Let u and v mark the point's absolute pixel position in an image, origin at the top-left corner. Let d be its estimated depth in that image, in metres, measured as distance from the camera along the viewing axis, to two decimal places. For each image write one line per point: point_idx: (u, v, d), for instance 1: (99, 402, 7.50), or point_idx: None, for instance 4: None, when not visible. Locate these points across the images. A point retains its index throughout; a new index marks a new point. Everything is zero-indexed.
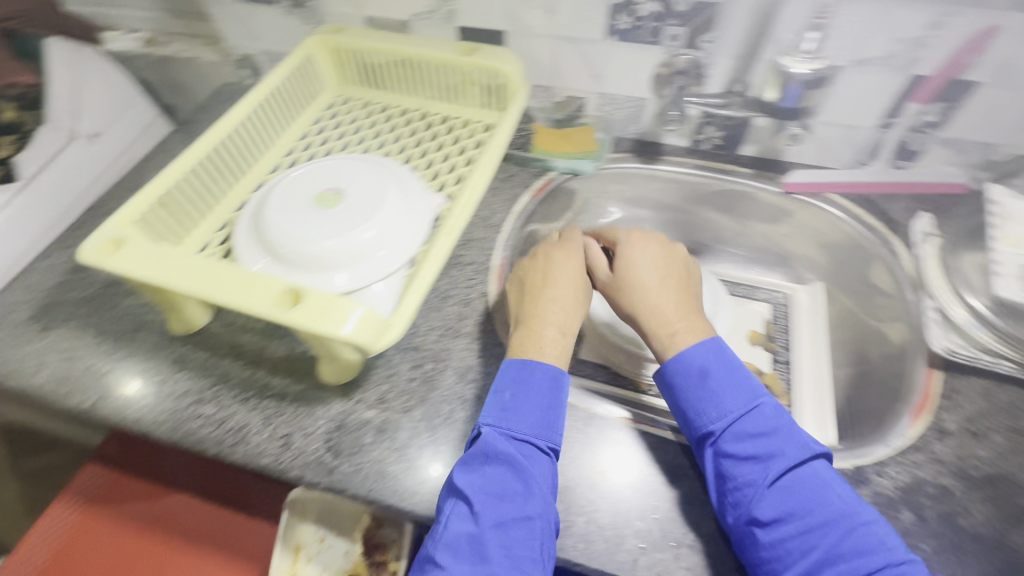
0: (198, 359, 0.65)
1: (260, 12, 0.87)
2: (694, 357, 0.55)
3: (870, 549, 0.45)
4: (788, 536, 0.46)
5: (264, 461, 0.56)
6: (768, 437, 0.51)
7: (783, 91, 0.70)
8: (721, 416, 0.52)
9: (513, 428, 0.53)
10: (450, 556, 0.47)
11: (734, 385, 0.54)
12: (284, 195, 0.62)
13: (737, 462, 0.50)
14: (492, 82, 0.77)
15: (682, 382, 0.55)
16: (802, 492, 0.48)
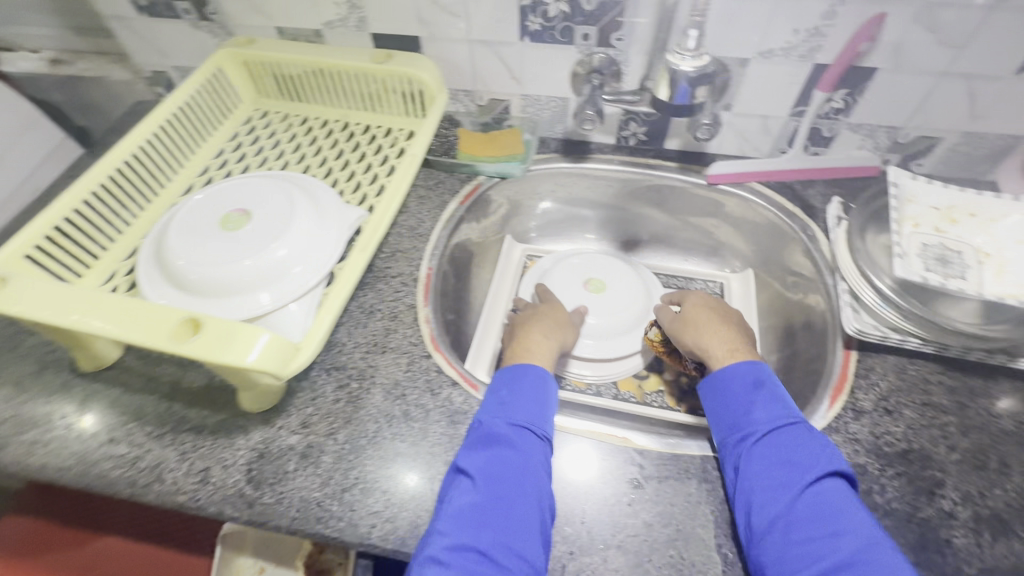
0: (108, 396, 0.61)
1: (166, 26, 0.83)
2: (746, 371, 0.58)
3: (883, 565, 0.42)
4: (801, 532, 0.45)
5: (182, 499, 0.54)
6: (806, 446, 0.50)
7: (670, 90, 0.61)
8: (767, 420, 0.53)
9: (515, 416, 0.53)
10: (453, 526, 0.45)
11: (776, 400, 0.55)
12: (189, 222, 0.60)
13: (768, 463, 0.50)
14: (411, 89, 0.75)
15: (733, 393, 0.57)
16: (827, 503, 0.46)
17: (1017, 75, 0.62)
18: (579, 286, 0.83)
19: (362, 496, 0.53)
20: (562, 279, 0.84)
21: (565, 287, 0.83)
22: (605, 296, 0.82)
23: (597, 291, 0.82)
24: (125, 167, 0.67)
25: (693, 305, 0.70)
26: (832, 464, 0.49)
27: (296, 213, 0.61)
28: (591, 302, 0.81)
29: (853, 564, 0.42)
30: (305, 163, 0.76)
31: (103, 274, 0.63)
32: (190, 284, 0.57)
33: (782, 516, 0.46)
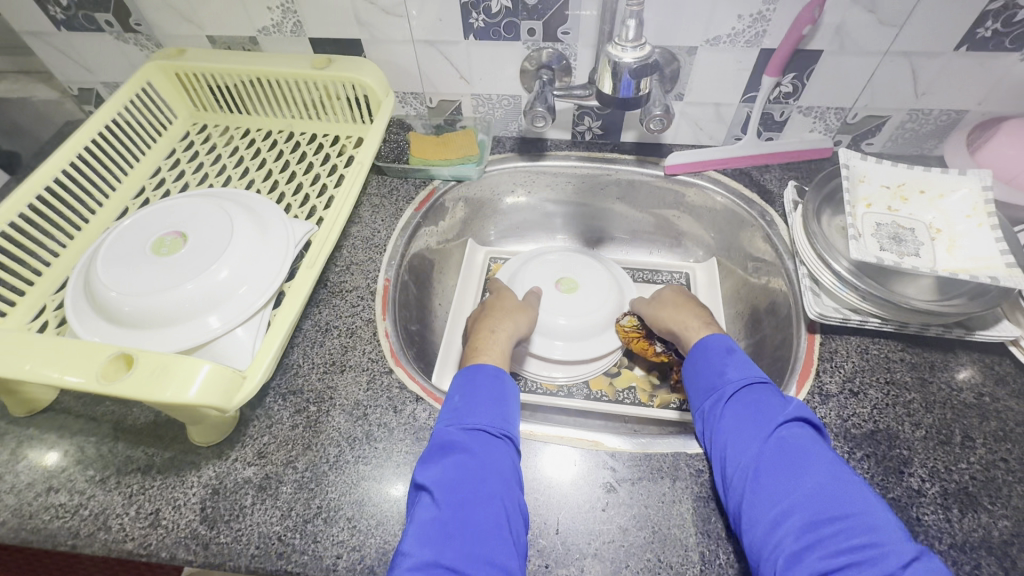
0: (43, 441, 0.57)
1: (90, 40, 0.78)
2: (719, 342, 0.58)
3: (848, 501, 0.42)
4: (769, 474, 0.45)
5: (130, 547, 0.50)
6: (771, 398, 0.50)
7: (614, 83, 0.59)
8: (737, 379, 0.53)
9: (470, 420, 0.51)
10: (416, 542, 0.42)
11: (745, 362, 0.55)
12: (122, 248, 0.57)
13: (738, 418, 0.50)
14: (355, 94, 0.73)
15: (706, 358, 0.57)
16: (792, 446, 0.46)
17: (955, 51, 0.63)
18: (549, 285, 0.81)
19: (325, 526, 0.51)
20: (530, 277, 0.82)
21: (535, 285, 0.81)
22: (575, 296, 0.79)
23: (568, 291, 0.80)
24: (47, 193, 0.62)
25: (668, 294, 0.72)
26: (793, 410, 0.49)
27: (235, 230, 0.58)
28: (561, 302, 0.79)
29: (817, 499, 0.42)
30: (248, 177, 0.72)
31: (29, 310, 0.59)
32: (125, 315, 0.53)
33: (750, 465, 0.46)
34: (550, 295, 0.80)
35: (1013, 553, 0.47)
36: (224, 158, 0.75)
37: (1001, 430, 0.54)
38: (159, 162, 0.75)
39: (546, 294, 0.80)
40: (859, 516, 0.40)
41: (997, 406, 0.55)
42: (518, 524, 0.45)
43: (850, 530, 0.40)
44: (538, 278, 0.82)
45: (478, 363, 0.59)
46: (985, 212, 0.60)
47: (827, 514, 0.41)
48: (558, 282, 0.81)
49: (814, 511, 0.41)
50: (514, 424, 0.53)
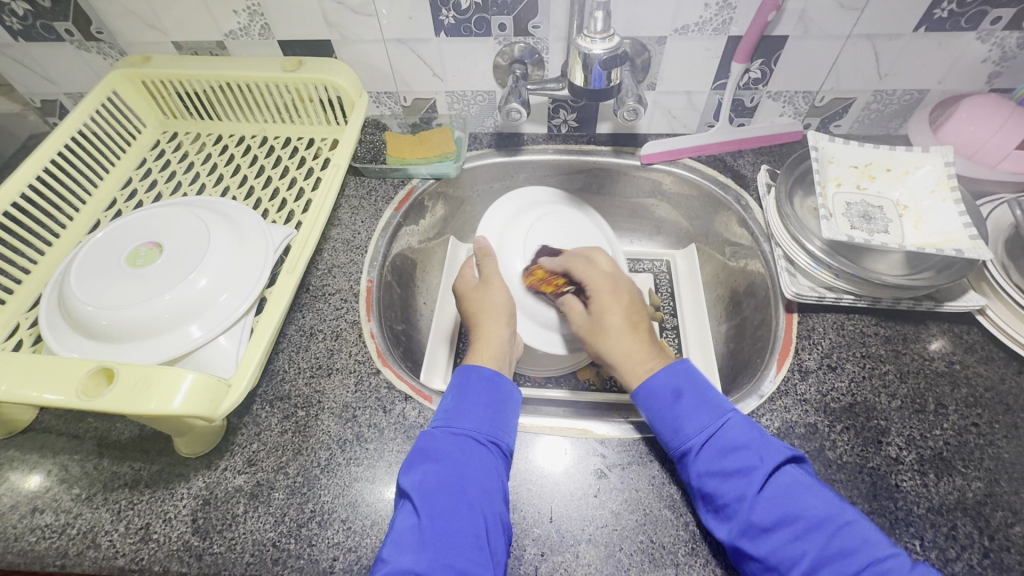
0: (25, 462, 0.56)
1: (50, 51, 0.76)
2: (664, 381, 0.54)
3: (856, 547, 0.42)
4: (773, 543, 0.44)
5: (120, 563, 0.49)
6: (744, 450, 0.48)
7: (585, 74, 0.60)
8: (699, 433, 0.50)
9: (458, 425, 0.52)
10: (395, 550, 0.43)
11: (704, 404, 0.52)
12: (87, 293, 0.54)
13: (719, 480, 0.47)
14: (328, 96, 0.72)
15: (654, 410, 0.53)
16: (785, 500, 0.45)
17: (914, 32, 0.64)
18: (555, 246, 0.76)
19: (320, 529, 0.51)
20: (552, 224, 0.78)
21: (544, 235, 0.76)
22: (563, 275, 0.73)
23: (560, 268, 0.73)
24: (14, 209, 0.61)
25: (601, 293, 0.64)
26: (771, 457, 0.48)
27: (212, 240, 0.57)
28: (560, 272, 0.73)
29: (829, 559, 0.42)
30: (223, 184, 0.71)
31: (3, 326, 0.57)
32: (102, 329, 0.52)
33: (749, 535, 0.45)
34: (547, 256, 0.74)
35: (987, 512, 0.49)
36: (197, 166, 0.74)
37: (971, 395, 0.56)
38: (129, 173, 0.73)
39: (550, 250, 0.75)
40: (870, 563, 0.42)
41: (967, 373, 0.57)
42: (498, 538, 0.46)
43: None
44: (556, 230, 0.77)
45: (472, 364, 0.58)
46: (949, 187, 0.62)
47: (847, 567, 0.42)
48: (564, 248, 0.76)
49: (832, 571, 0.42)
50: (503, 428, 0.53)
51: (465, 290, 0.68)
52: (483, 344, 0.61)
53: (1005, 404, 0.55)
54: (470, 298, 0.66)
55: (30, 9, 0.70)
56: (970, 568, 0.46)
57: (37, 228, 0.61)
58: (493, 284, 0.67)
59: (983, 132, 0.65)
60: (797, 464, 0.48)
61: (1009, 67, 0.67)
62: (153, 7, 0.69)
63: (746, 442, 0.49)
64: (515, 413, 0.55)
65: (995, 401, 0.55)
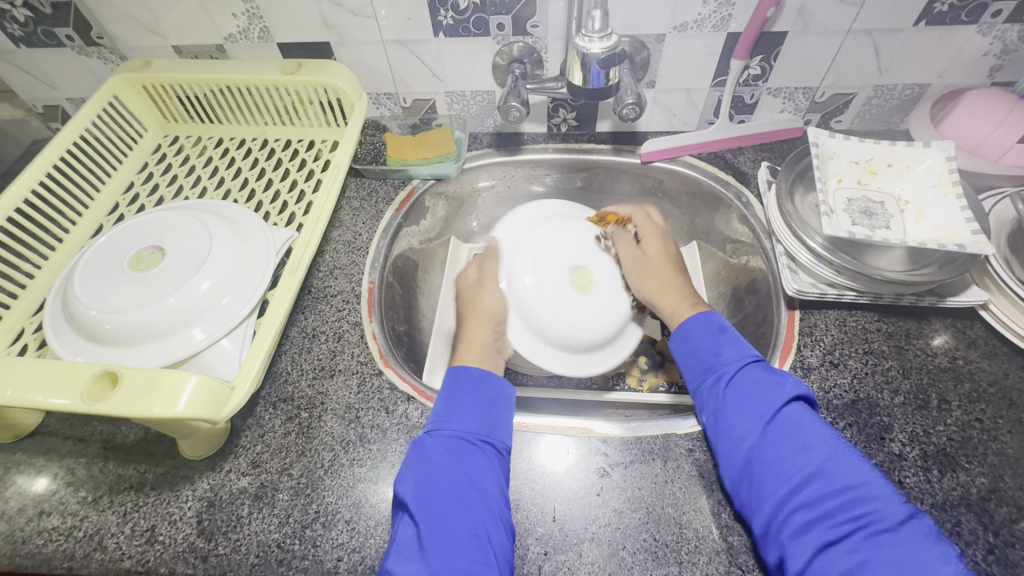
0: (28, 467, 0.56)
1: (52, 57, 0.77)
2: (705, 318, 0.57)
3: (852, 473, 0.44)
4: (774, 456, 0.46)
5: (127, 566, 0.50)
6: (771, 379, 0.51)
7: (584, 74, 0.60)
8: (732, 360, 0.53)
9: (451, 427, 0.51)
10: (399, 561, 0.43)
11: (738, 344, 0.54)
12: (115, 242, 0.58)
13: (740, 400, 0.50)
14: (328, 97, 0.72)
15: (694, 338, 0.56)
16: (795, 425, 0.47)
17: (915, 27, 0.64)
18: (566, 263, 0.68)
19: (325, 530, 0.51)
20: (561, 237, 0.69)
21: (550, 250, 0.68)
22: (577, 295, 0.66)
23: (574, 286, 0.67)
24: (17, 215, 0.61)
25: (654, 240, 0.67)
26: (796, 386, 0.50)
27: (213, 242, 0.58)
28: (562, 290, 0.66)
29: (824, 476, 0.44)
30: (225, 187, 0.71)
31: (8, 332, 0.57)
32: (106, 334, 0.53)
33: (753, 451, 0.47)
34: (556, 275, 0.66)
35: (991, 507, 0.49)
36: (197, 169, 0.74)
37: (975, 391, 0.56)
38: (132, 177, 0.74)
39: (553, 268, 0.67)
40: (862, 488, 0.43)
41: (970, 368, 0.57)
42: (501, 537, 0.46)
43: (858, 502, 0.42)
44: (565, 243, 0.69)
45: (459, 365, 0.58)
46: (951, 181, 0.62)
47: (838, 486, 0.43)
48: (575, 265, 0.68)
49: (823, 486, 0.43)
50: (496, 426, 0.53)
51: (464, 286, 0.68)
52: (467, 346, 0.60)
53: (1009, 399, 0.55)
54: (466, 295, 0.66)
55: (31, 15, 0.70)
56: (975, 564, 0.46)
57: (40, 233, 0.62)
58: (488, 284, 0.66)
59: (984, 126, 0.64)
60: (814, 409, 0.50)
61: (1010, 61, 0.67)
62: (152, 11, 0.69)
63: (774, 373, 0.51)
64: (508, 409, 0.55)
65: (999, 397, 0.55)
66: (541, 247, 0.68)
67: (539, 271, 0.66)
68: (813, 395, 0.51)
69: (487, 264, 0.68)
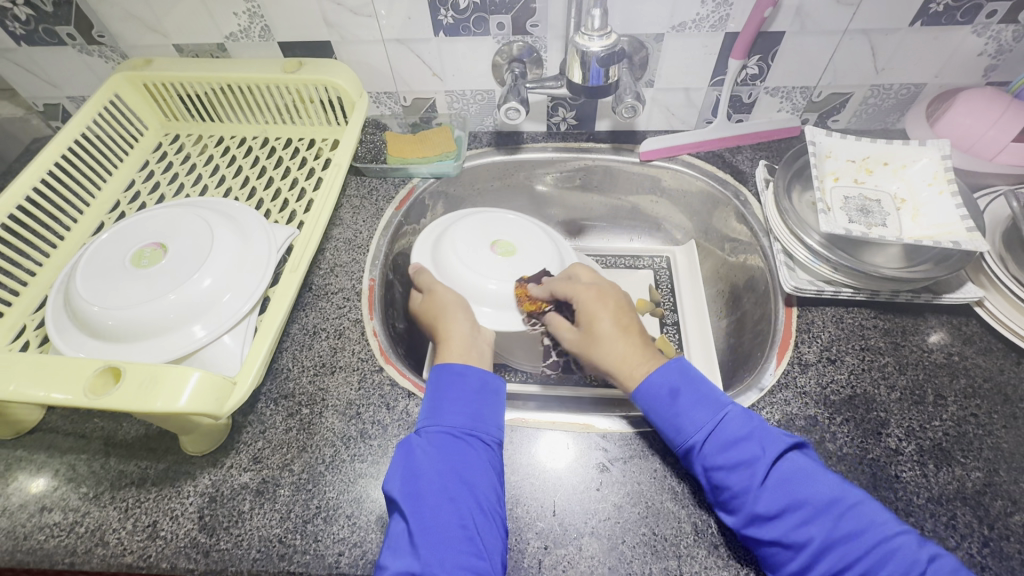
0: (28, 464, 0.56)
1: (53, 56, 0.77)
2: (662, 380, 0.53)
3: (863, 529, 0.43)
4: (779, 531, 0.45)
5: (129, 561, 0.50)
6: (745, 442, 0.48)
7: (583, 72, 0.60)
8: (698, 429, 0.50)
9: (440, 422, 0.52)
10: (392, 554, 0.44)
11: (703, 401, 0.51)
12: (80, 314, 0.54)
13: (725, 475, 0.47)
14: (328, 96, 0.72)
15: (652, 410, 0.53)
16: (792, 489, 0.46)
17: (911, 27, 0.65)
18: (483, 240, 0.72)
19: (326, 525, 0.51)
20: (468, 224, 0.73)
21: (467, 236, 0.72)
22: (500, 260, 0.70)
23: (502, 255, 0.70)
24: (19, 212, 0.61)
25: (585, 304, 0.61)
26: (779, 444, 0.48)
27: (214, 240, 0.58)
28: (499, 264, 0.69)
29: (836, 543, 0.43)
30: (225, 185, 0.72)
31: (10, 328, 0.58)
32: (109, 329, 0.53)
33: (757, 528, 0.45)
34: (479, 249, 0.70)
35: (986, 501, 0.49)
36: (198, 167, 0.74)
37: (970, 386, 0.56)
38: (132, 175, 0.74)
39: (474, 250, 0.70)
40: (877, 543, 0.42)
41: (966, 364, 0.58)
42: (493, 529, 0.46)
43: (877, 562, 0.42)
44: (475, 228, 0.73)
45: (445, 362, 0.57)
46: (946, 180, 0.62)
47: (854, 550, 0.43)
48: (496, 237, 0.72)
49: (839, 552, 0.43)
50: (484, 420, 0.53)
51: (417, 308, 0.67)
52: (446, 345, 0.60)
53: (1004, 394, 0.55)
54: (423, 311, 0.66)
55: (32, 13, 0.70)
56: (970, 557, 0.46)
57: (41, 230, 0.62)
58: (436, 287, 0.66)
59: (979, 125, 0.65)
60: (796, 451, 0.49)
61: (1005, 60, 0.68)
62: (153, 9, 0.69)
63: (749, 433, 0.48)
64: (497, 403, 0.55)
65: (994, 392, 0.56)
66: (462, 226, 0.72)
67: (463, 249, 0.70)
68: (795, 436, 0.50)
69: (422, 280, 0.68)
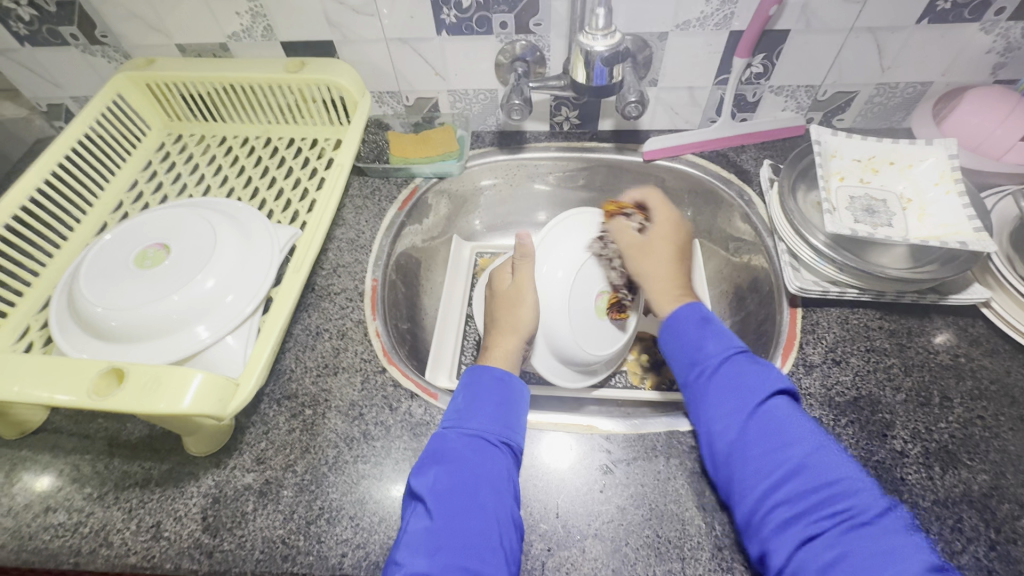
0: (33, 464, 0.56)
1: (56, 56, 0.77)
2: (689, 312, 0.57)
3: (831, 468, 0.44)
4: (753, 453, 0.46)
5: (133, 562, 0.50)
6: (748, 373, 0.50)
7: (587, 72, 0.60)
8: (715, 354, 0.53)
9: (469, 425, 0.52)
10: (409, 552, 0.43)
11: (720, 336, 0.54)
12: (97, 263, 0.57)
13: (722, 394, 0.50)
14: (331, 96, 0.72)
15: (677, 333, 0.57)
16: (774, 420, 0.47)
17: (917, 25, 0.64)
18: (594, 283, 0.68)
19: (328, 526, 0.51)
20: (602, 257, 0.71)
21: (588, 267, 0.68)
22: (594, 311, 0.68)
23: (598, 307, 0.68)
24: (22, 213, 0.61)
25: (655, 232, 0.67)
26: (775, 382, 0.49)
27: (219, 241, 0.58)
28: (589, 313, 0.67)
29: (804, 471, 0.44)
30: (228, 185, 0.72)
31: (14, 329, 0.58)
32: (112, 331, 0.53)
33: (733, 448, 0.47)
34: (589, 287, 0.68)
35: (993, 504, 0.49)
36: (201, 167, 0.74)
37: (976, 388, 0.56)
38: (135, 176, 0.74)
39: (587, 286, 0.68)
40: (845, 479, 0.43)
41: (972, 366, 0.57)
42: (511, 536, 0.46)
43: (835, 496, 0.42)
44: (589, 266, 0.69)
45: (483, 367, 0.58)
46: (953, 179, 0.62)
47: (815, 481, 0.43)
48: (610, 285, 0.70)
49: (806, 481, 0.43)
50: (513, 427, 0.53)
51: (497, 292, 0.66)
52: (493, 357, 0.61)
53: (1011, 396, 0.55)
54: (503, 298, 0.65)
55: (35, 13, 0.70)
56: (977, 561, 0.46)
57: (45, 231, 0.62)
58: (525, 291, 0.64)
59: (986, 125, 0.64)
60: (794, 399, 0.50)
61: (1013, 59, 0.67)
62: (156, 9, 0.69)
63: (754, 367, 0.51)
64: (522, 414, 0.55)
65: (1001, 394, 0.55)
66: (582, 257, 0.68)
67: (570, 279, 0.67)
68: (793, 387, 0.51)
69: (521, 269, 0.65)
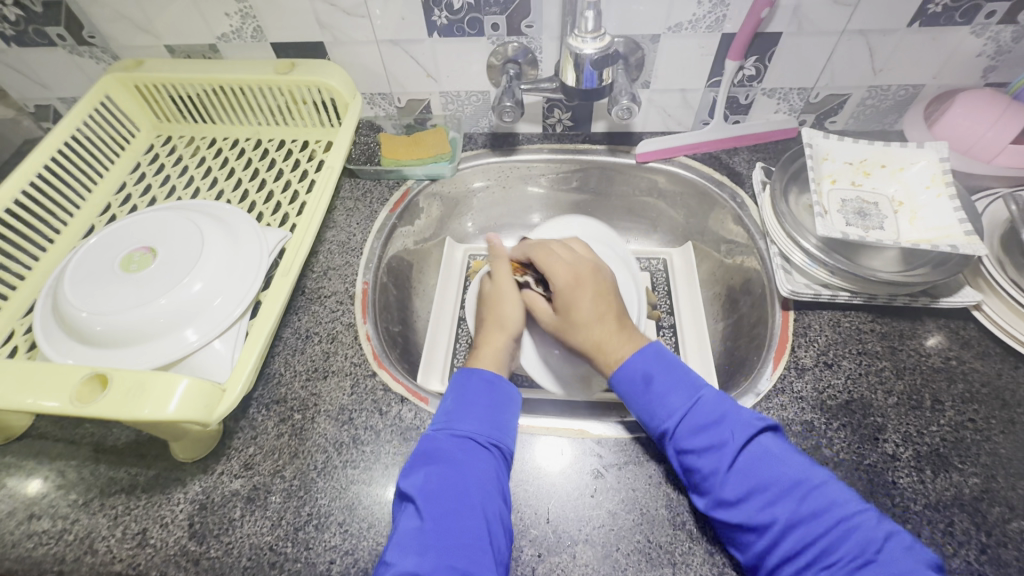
0: (17, 470, 0.56)
1: (44, 56, 0.76)
2: (638, 365, 0.54)
3: (825, 508, 0.43)
4: (744, 513, 0.45)
5: (117, 570, 0.49)
6: (715, 426, 0.49)
7: (577, 74, 0.60)
8: (672, 413, 0.50)
9: (459, 426, 0.51)
10: (399, 551, 0.43)
11: (680, 385, 0.52)
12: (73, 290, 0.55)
13: (694, 457, 0.48)
14: (321, 98, 0.72)
15: (629, 394, 0.53)
16: (757, 472, 0.46)
17: (909, 27, 0.64)
18: None
19: (317, 533, 0.51)
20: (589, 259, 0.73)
21: None
22: None
23: None
24: (7, 216, 0.61)
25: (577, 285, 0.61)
26: (746, 428, 0.48)
27: (206, 244, 0.57)
28: None
29: (798, 523, 0.43)
30: (217, 187, 0.71)
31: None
32: (97, 336, 0.52)
33: (722, 509, 0.46)
34: None
35: (984, 508, 0.49)
36: (190, 169, 0.73)
37: (968, 391, 0.56)
38: (124, 178, 0.73)
39: None
40: (839, 521, 0.43)
41: (964, 368, 0.57)
42: (500, 539, 0.45)
43: (836, 542, 0.42)
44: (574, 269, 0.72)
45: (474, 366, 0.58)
46: (944, 183, 0.62)
47: (814, 529, 0.43)
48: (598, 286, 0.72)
49: (804, 531, 0.43)
50: (503, 429, 0.52)
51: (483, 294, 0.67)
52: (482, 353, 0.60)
53: (1002, 399, 0.55)
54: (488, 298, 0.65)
55: (22, 13, 0.70)
56: (968, 565, 0.46)
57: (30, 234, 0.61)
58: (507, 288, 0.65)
59: (977, 128, 0.65)
60: (768, 436, 0.49)
61: (1004, 62, 0.67)
62: (145, 10, 0.68)
63: (718, 417, 0.49)
64: (514, 413, 0.55)
65: (992, 397, 0.55)
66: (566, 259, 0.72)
67: None
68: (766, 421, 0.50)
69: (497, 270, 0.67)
